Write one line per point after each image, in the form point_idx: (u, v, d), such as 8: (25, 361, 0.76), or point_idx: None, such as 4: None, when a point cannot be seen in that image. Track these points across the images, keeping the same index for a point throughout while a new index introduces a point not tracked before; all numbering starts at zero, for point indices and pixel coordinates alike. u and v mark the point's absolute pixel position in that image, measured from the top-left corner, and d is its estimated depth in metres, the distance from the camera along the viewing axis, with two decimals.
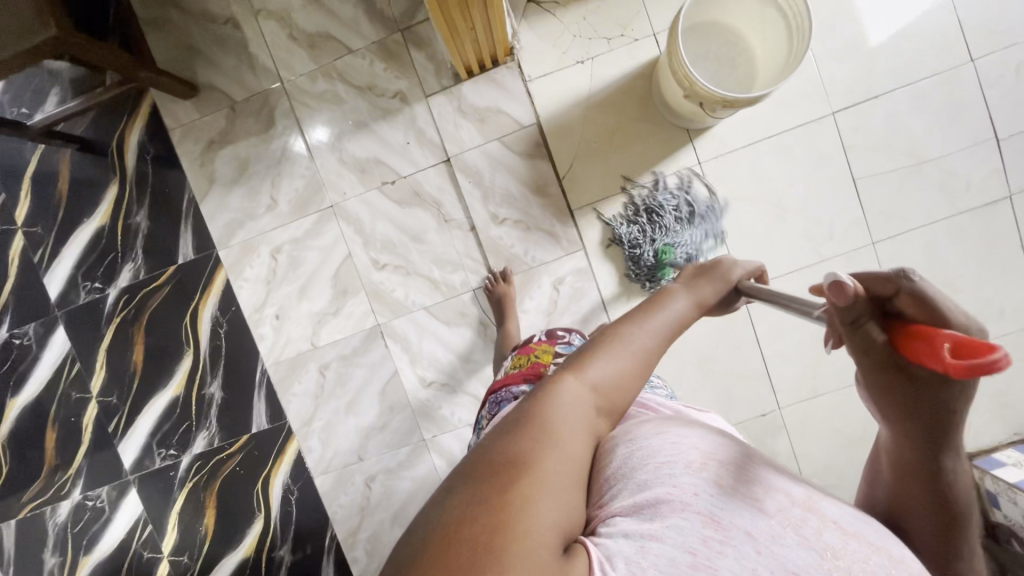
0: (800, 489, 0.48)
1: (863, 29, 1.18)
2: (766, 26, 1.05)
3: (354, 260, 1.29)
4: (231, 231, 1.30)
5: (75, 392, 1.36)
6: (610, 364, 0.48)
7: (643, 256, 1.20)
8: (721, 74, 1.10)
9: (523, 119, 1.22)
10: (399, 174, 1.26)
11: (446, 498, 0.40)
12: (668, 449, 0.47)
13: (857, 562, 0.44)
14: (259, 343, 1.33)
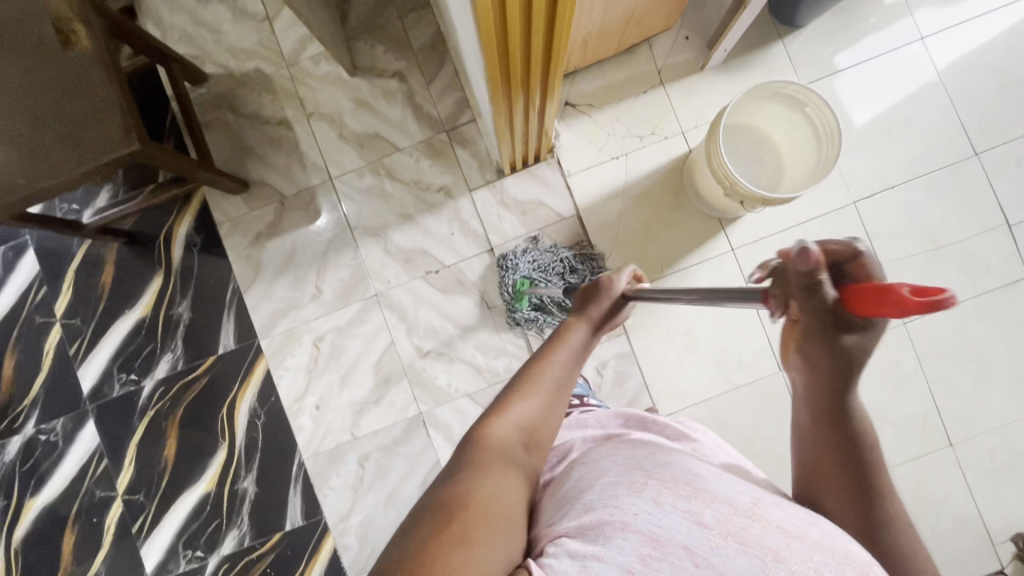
0: (744, 497, 0.47)
1: (845, 111, 1.30)
2: (794, 131, 1.14)
3: (398, 347, 1.30)
4: (274, 321, 1.31)
5: (100, 489, 1.30)
6: (529, 401, 0.62)
7: (507, 275, 1.24)
8: (752, 170, 1.18)
9: (563, 210, 1.28)
10: (443, 263, 1.30)
11: (399, 544, 0.46)
12: (618, 475, 0.50)
13: (800, 562, 0.41)
14: (297, 434, 1.30)
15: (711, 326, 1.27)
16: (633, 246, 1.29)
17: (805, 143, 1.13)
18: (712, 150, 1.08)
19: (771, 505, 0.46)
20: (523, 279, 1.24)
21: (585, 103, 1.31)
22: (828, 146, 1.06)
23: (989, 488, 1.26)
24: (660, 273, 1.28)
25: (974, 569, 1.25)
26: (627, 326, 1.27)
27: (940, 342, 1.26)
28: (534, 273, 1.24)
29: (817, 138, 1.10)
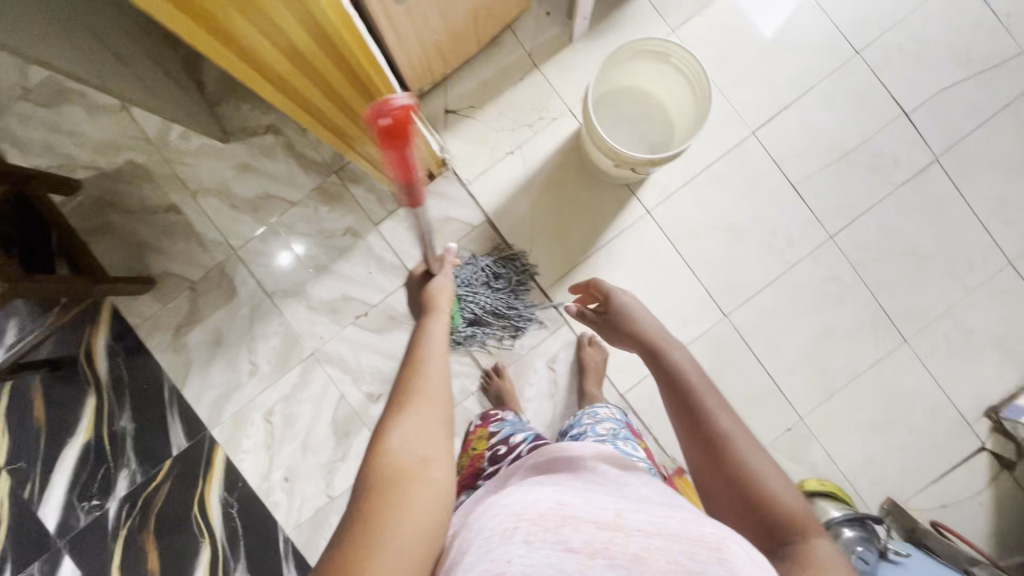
0: (607, 511, 0.52)
1: (756, 30, 1.27)
2: (669, 82, 1.12)
3: (349, 399, 1.28)
4: (220, 408, 1.28)
5: None
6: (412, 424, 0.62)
7: None
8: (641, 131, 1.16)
9: (473, 219, 1.25)
10: (369, 304, 1.27)
11: None
12: (488, 531, 0.52)
13: (661, 559, 0.47)
14: (276, 513, 1.27)
15: (648, 293, 1.26)
16: (550, 236, 1.26)
17: (682, 93, 1.11)
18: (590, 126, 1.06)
19: (632, 511, 0.53)
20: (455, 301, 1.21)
21: (465, 106, 1.27)
22: (702, 91, 1.05)
23: (953, 372, 1.28)
24: (584, 255, 1.26)
25: (958, 452, 1.27)
26: (567, 314, 1.25)
27: (870, 245, 1.27)
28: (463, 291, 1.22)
29: (691, 85, 1.08)
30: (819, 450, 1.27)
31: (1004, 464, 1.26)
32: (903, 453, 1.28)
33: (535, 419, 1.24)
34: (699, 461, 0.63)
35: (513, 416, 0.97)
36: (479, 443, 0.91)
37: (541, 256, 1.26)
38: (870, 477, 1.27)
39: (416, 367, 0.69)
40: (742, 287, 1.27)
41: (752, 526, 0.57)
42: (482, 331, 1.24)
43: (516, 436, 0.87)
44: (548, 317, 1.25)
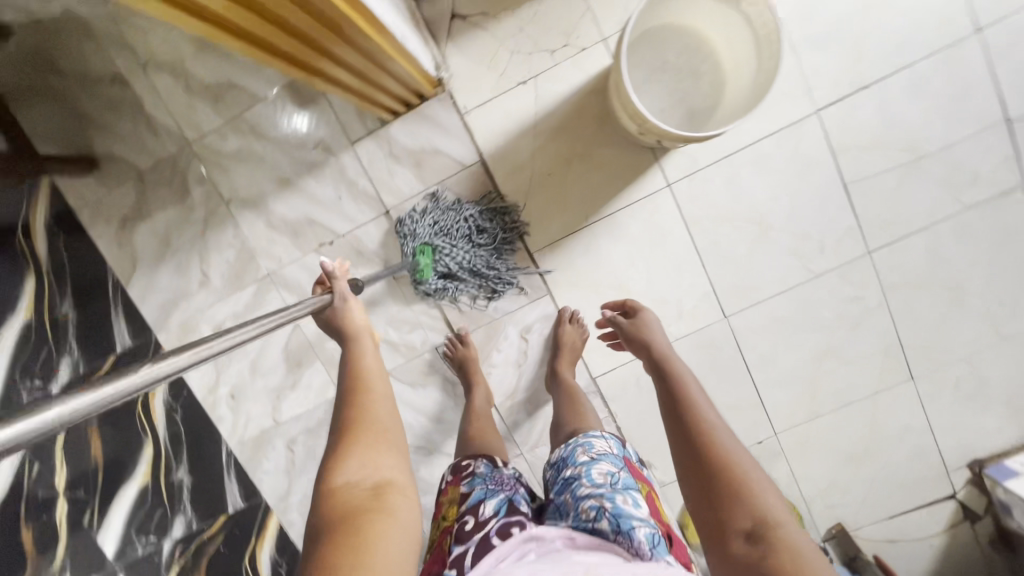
0: None
1: None
2: (732, 31, 0.89)
3: (304, 329, 1.19)
4: (167, 313, 1.20)
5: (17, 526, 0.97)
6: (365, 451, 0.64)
7: (406, 246, 1.07)
8: (681, 88, 0.95)
9: (464, 157, 1.07)
10: (335, 232, 1.13)
11: None
12: None
13: None
14: (220, 426, 1.26)
15: (647, 277, 1.12)
16: (549, 192, 1.09)
17: (746, 49, 0.88)
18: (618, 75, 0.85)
19: None
20: (425, 250, 1.06)
21: (477, 12, 1.03)
22: (770, 54, 0.82)
23: (950, 417, 1.18)
24: (584, 221, 1.10)
25: (926, 495, 1.22)
26: (551, 285, 1.12)
27: (910, 270, 1.10)
28: (438, 240, 1.06)
29: (759, 43, 0.85)
30: (783, 467, 1.22)
31: (968, 515, 1.21)
32: (868, 486, 1.23)
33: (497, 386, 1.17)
34: (682, 456, 0.64)
35: (484, 462, 0.81)
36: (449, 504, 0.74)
37: (535, 213, 1.10)
38: (827, 502, 1.23)
39: (357, 398, 0.69)
40: (752, 290, 1.12)
41: (714, 520, 0.57)
42: (456, 286, 1.09)
43: (487, 504, 0.68)
44: (531, 284, 1.12)
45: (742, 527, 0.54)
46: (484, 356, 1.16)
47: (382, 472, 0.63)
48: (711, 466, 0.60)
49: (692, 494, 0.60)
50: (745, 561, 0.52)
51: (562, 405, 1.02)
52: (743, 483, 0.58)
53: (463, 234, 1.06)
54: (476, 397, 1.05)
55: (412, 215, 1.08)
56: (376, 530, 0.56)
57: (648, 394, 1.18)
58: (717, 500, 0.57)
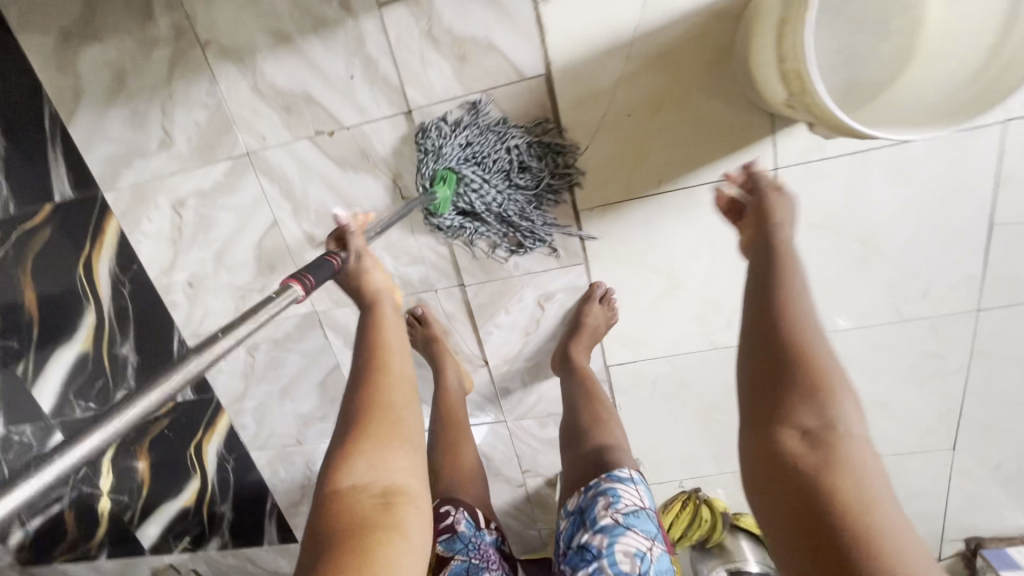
0: None
1: None
2: None
3: (283, 231, 0.98)
4: (117, 171, 0.96)
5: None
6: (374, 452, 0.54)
7: (425, 165, 0.82)
8: (852, 45, 0.70)
9: (525, 65, 0.79)
10: (338, 122, 0.87)
11: None
12: None
13: None
14: (173, 312, 1.09)
15: (706, 273, 0.91)
16: (620, 139, 0.83)
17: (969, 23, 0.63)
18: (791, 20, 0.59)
19: None
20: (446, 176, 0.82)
21: None
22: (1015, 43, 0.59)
23: (973, 494, 1.07)
24: (653, 188, 0.86)
25: None
26: (590, 254, 0.91)
27: (1015, 340, 0.91)
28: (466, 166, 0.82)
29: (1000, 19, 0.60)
30: None
31: None
32: None
33: (496, 347, 1.01)
34: (749, 333, 0.54)
35: (467, 517, 0.77)
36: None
37: (594, 162, 0.84)
38: None
39: (373, 381, 0.59)
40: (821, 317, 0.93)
41: (768, 408, 0.49)
42: (477, 228, 0.87)
43: None
44: (566, 248, 0.91)
45: (802, 424, 0.47)
46: (489, 314, 0.98)
47: (396, 475, 0.54)
48: (783, 354, 0.50)
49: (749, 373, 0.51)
50: (792, 461, 0.45)
51: (577, 401, 0.86)
52: (817, 379, 0.48)
53: (500, 165, 0.82)
54: (449, 375, 0.97)
55: (441, 126, 0.83)
56: (384, 554, 0.49)
57: (661, 395, 1.04)
58: (778, 390, 0.49)
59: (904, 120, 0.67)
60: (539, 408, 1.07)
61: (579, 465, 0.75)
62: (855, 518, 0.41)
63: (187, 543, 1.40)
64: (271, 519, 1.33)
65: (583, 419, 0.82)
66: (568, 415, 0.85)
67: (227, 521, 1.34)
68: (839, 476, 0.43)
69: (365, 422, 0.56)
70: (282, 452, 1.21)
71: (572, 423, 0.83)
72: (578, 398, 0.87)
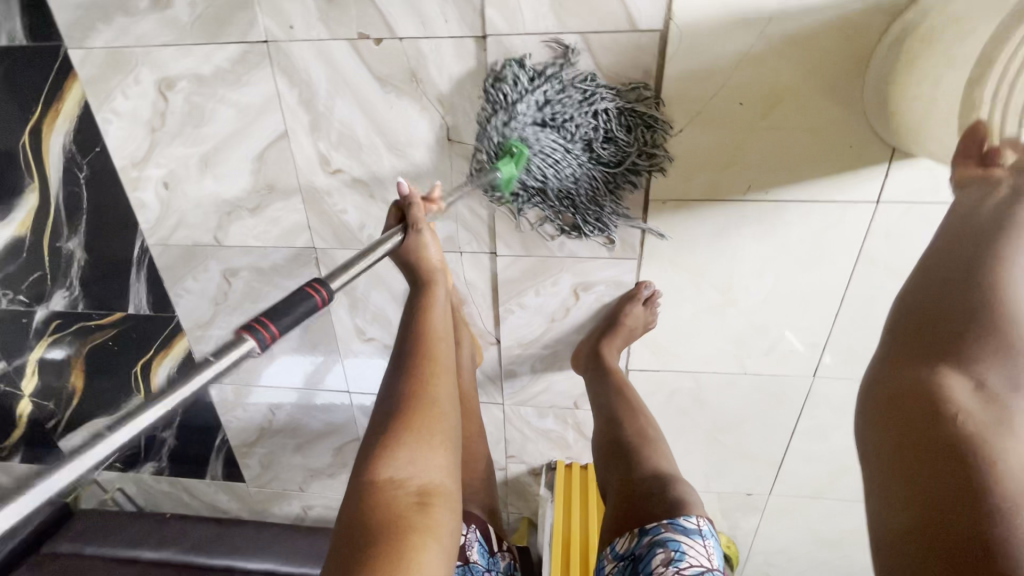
0: None
1: None
2: None
3: (293, 146, 0.81)
4: (88, 24, 0.75)
5: None
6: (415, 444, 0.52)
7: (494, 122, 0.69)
8: None
9: (640, 14, 0.65)
10: (390, 28, 0.70)
11: None
12: None
13: None
14: (138, 213, 0.90)
15: (763, 296, 0.83)
16: (723, 131, 0.71)
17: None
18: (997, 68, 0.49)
19: None
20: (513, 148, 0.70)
21: None
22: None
23: None
24: (740, 193, 0.75)
25: None
26: (647, 250, 0.81)
27: None
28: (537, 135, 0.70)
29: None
30: (753, 520, 1.12)
31: None
32: (816, 565, 1.17)
33: (514, 328, 0.91)
34: (938, 265, 0.44)
35: (479, 539, 0.74)
36: None
37: (686, 151, 0.73)
38: (769, 559, 1.18)
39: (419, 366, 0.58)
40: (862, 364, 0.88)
41: (933, 354, 0.41)
42: (535, 202, 0.74)
43: None
44: (623, 238, 0.80)
45: (975, 378, 0.39)
46: (516, 291, 0.87)
47: (433, 472, 0.52)
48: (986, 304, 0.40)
49: (925, 307, 0.43)
50: (951, 407, 0.38)
51: (618, 414, 0.82)
52: (1016, 341, 0.39)
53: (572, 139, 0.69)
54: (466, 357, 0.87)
55: (518, 74, 0.67)
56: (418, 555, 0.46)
57: (674, 408, 0.98)
58: (958, 337, 0.40)
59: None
60: (542, 398, 0.98)
61: (633, 491, 0.70)
62: (1018, 493, 0.33)
63: (115, 463, 1.26)
64: (219, 455, 1.21)
65: (630, 437, 0.79)
66: (610, 429, 0.81)
67: (167, 448, 1.21)
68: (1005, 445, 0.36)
69: (411, 410, 0.54)
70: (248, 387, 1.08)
71: (615, 439, 0.80)
72: (619, 413, 0.82)
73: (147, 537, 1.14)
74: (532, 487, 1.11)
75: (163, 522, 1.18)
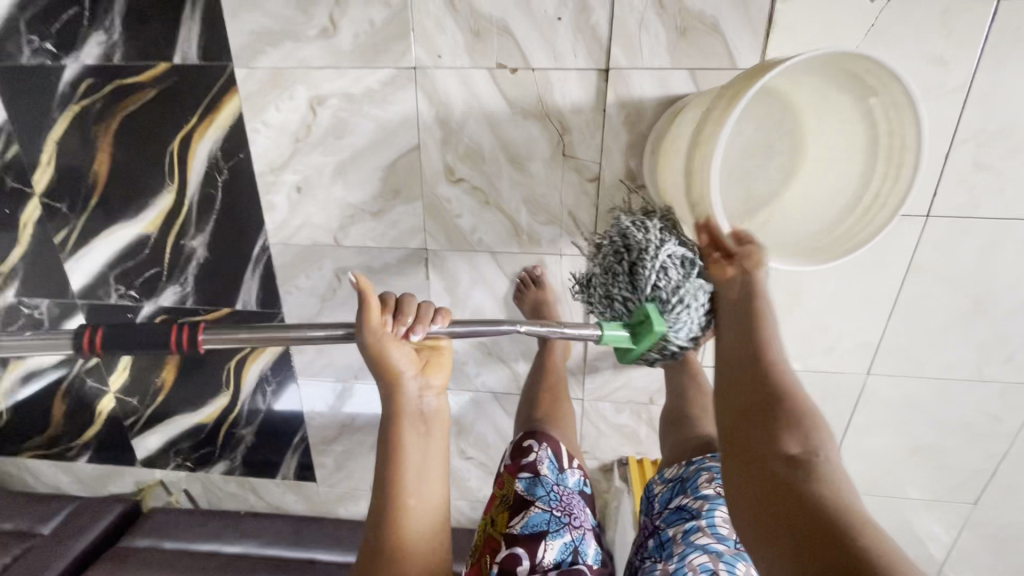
0: None
1: None
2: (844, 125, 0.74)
3: (423, 157, 0.92)
4: (259, 48, 0.87)
5: (45, 197, 1.03)
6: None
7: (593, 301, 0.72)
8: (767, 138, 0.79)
9: (739, 55, 0.79)
10: (526, 59, 0.84)
11: None
12: None
13: None
14: (266, 214, 1.00)
15: (826, 297, 0.95)
16: None
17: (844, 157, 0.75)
18: (695, 162, 0.67)
19: None
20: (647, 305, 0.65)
21: None
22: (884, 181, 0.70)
23: (970, 546, 1.19)
24: None
25: None
26: None
27: None
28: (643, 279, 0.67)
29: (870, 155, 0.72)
30: None
31: None
32: None
33: None
34: (726, 371, 0.57)
35: (549, 457, 0.81)
36: (497, 521, 0.76)
37: None
38: None
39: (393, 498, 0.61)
40: (908, 362, 1.00)
41: (750, 441, 0.50)
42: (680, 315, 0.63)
43: (552, 543, 0.71)
44: None
45: (786, 451, 0.48)
46: None
47: None
48: (771, 397, 0.52)
49: (727, 425, 0.53)
50: (790, 488, 0.45)
51: (686, 389, 0.92)
52: (806, 421, 0.50)
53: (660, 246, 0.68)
54: (557, 347, 0.99)
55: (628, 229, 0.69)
56: None
57: None
58: (761, 423, 0.51)
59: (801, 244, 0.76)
60: (620, 393, 1.07)
61: (687, 447, 0.83)
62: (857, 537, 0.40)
63: (186, 463, 1.29)
64: (294, 453, 1.25)
65: (693, 407, 0.89)
66: (675, 402, 0.92)
67: (244, 446, 1.25)
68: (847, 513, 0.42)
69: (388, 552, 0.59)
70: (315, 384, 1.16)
71: (679, 409, 0.90)
72: (688, 386, 0.92)
73: (225, 532, 1.18)
74: (601, 484, 1.17)
75: (238, 519, 1.21)
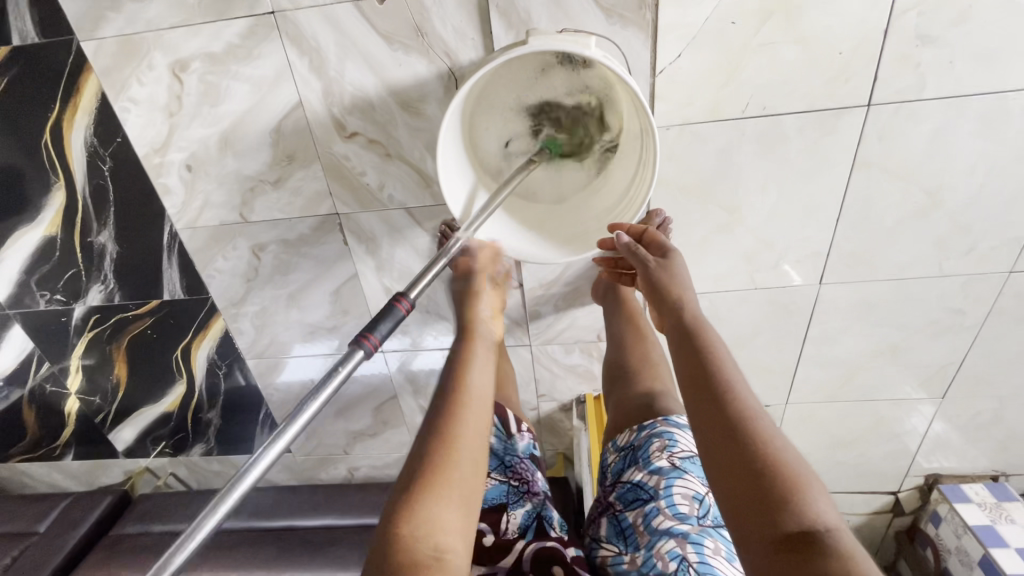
0: None
1: None
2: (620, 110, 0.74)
3: (309, 114, 0.84)
4: (98, 14, 0.77)
5: None
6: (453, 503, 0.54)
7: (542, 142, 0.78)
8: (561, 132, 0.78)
9: None
10: None
11: None
12: None
13: None
14: (165, 199, 0.94)
15: (768, 210, 0.88)
16: (719, 52, 0.75)
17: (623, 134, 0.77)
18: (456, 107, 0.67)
19: None
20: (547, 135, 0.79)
21: None
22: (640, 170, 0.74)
23: (944, 438, 1.18)
24: (737, 114, 0.79)
25: (875, 485, 1.28)
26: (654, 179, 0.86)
27: None
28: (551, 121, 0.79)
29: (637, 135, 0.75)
30: None
31: (896, 509, 1.31)
32: (833, 466, 1.26)
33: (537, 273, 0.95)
34: (703, 417, 0.57)
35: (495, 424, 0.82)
36: None
37: (685, 75, 0.76)
38: None
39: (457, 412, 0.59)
40: (863, 267, 0.94)
41: (751, 501, 0.50)
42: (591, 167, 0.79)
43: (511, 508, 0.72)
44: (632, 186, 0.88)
45: (787, 520, 0.48)
46: None
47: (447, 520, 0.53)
48: (755, 453, 0.52)
49: (719, 484, 0.53)
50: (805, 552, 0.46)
51: (624, 339, 0.89)
52: (795, 474, 0.51)
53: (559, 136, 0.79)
54: None
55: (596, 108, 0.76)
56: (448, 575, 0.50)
57: None
58: (756, 477, 0.51)
59: (577, 221, 0.82)
60: (567, 334, 1.03)
61: (626, 405, 0.79)
62: None
63: (166, 449, 1.32)
64: (264, 430, 1.27)
65: (631, 359, 0.86)
66: (615, 352, 0.89)
67: (214, 428, 1.27)
68: (772, 453, 0.52)
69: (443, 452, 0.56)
70: (293, 369, 1.15)
71: (618, 363, 0.87)
72: (625, 335, 0.89)
73: None
74: (564, 424, 1.17)
75: None
